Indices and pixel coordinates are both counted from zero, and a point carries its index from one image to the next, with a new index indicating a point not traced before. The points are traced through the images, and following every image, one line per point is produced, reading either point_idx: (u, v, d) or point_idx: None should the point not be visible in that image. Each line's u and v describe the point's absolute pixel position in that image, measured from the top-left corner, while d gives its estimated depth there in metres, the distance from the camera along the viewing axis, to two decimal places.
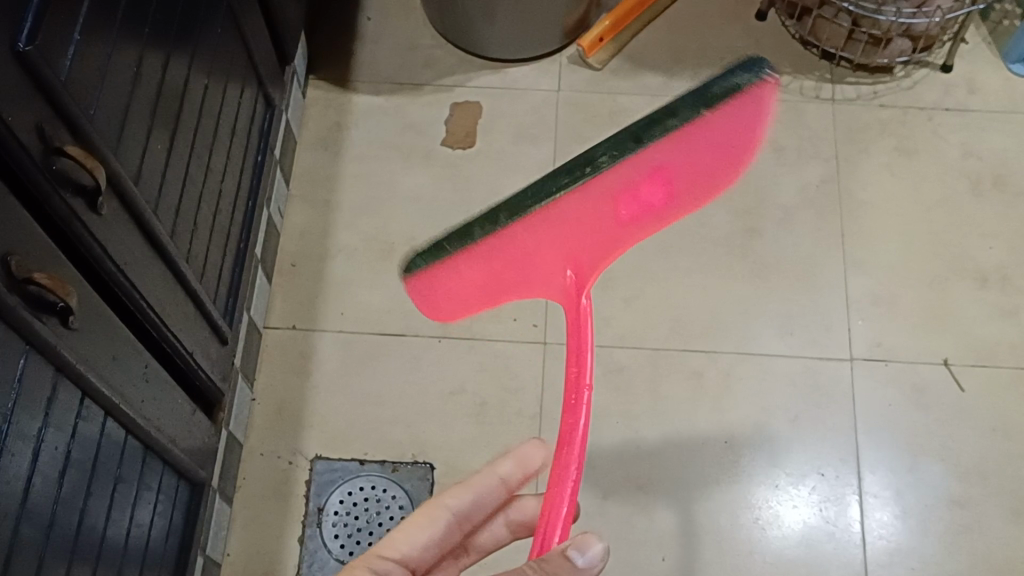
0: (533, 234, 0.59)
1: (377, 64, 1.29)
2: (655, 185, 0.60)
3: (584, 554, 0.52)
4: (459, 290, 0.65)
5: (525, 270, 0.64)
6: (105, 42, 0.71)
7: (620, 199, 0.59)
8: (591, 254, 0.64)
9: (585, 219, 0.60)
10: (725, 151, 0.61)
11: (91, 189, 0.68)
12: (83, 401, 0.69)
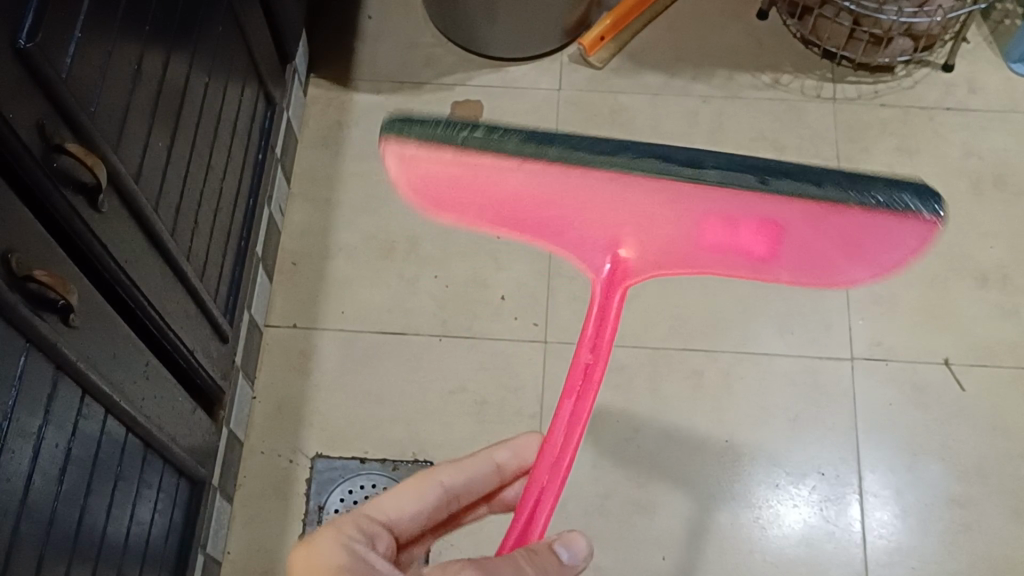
0: (592, 181, 0.44)
1: (377, 63, 1.28)
2: (755, 228, 0.46)
3: (569, 551, 0.54)
4: (456, 187, 0.48)
5: (547, 232, 0.53)
6: (105, 40, 0.71)
7: (712, 216, 0.45)
8: (654, 239, 0.51)
9: (659, 199, 0.45)
10: (861, 247, 0.46)
11: (91, 187, 0.68)
12: (83, 398, 0.69)
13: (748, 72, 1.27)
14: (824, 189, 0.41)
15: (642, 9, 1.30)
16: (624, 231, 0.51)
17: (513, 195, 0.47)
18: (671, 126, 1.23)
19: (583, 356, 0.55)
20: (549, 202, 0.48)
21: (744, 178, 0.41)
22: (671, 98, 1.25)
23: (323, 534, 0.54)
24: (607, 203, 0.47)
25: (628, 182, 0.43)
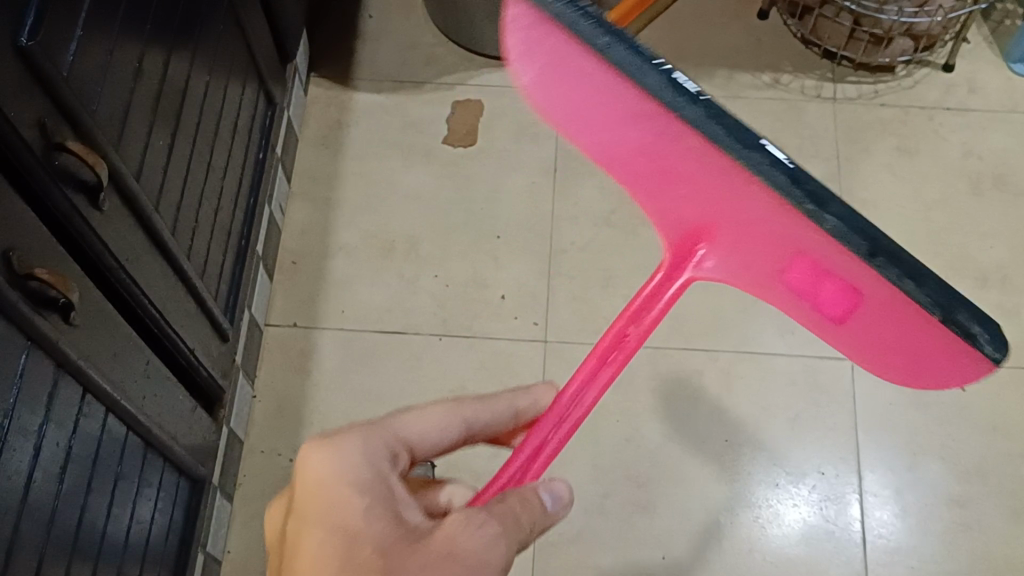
0: (700, 151, 0.42)
1: (378, 63, 1.28)
2: (842, 284, 0.44)
3: (552, 496, 0.50)
4: (579, 101, 0.49)
5: (654, 194, 0.54)
6: (106, 39, 0.71)
7: (806, 245, 0.43)
8: (747, 245, 0.51)
9: (755, 209, 0.44)
10: (936, 351, 0.42)
11: (92, 186, 0.68)
12: (84, 396, 0.69)
13: (748, 71, 1.27)
14: (902, 283, 0.38)
15: (637, 13, 1.28)
16: (721, 221, 0.50)
17: (629, 130, 0.48)
18: None
19: (626, 327, 0.55)
20: (656, 153, 0.48)
21: (841, 225, 0.38)
22: None
23: (344, 438, 0.47)
24: (706, 180, 0.46)
25: (734, 172, 0.42)
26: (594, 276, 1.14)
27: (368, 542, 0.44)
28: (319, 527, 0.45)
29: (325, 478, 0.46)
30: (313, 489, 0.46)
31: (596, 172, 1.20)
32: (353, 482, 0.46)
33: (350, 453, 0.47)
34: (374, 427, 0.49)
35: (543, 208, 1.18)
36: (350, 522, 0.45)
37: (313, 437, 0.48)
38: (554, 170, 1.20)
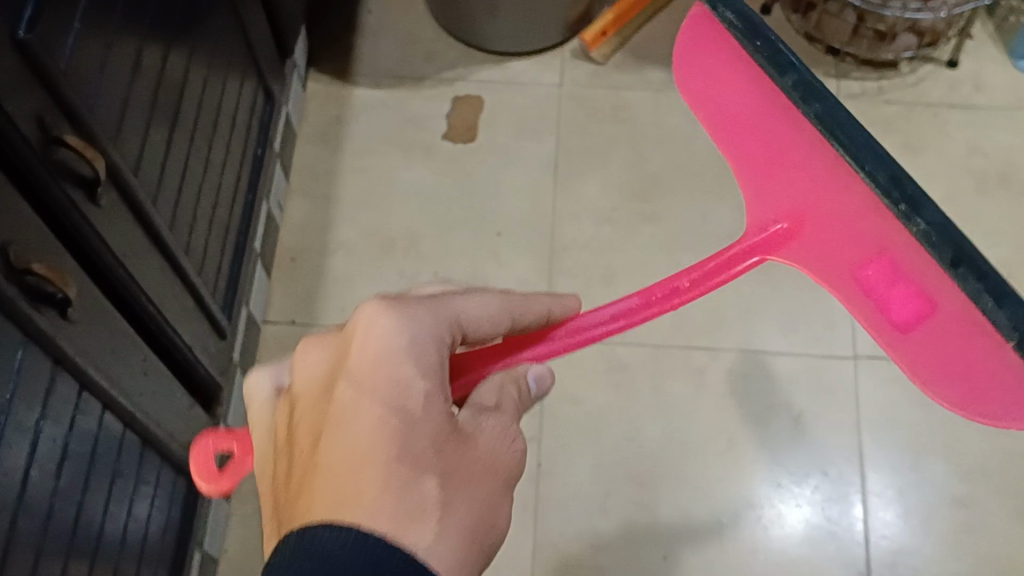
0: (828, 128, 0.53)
1: (377, 58, 1.27)
2: (914, 289, 0.54)
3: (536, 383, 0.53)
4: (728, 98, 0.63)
5: (763, 173, 0.63)
6: (104, 32, 0.70)
7: (894, 251, 0.54)
8: (832, 242, 0.60)
9: (859, 207, 0.55)
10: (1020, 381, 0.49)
11: (90, 180, 0.67)
12: (80, 393, 0.69)
13: None
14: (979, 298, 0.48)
15: (638, 9, 1.27)
16: (813, 215, 0.60)
17: (755, 124, 0.61)
18: (673, 122, 1.22)
19: (680, 280, 0.61)
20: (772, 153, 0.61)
21: (926, 231, 0.50)
22: (673, 94, 1.24)
23: (412, 315, 0.48)
24: (811, 176, 0.58)
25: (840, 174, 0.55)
26: (595, 273, 1.13)
27: (421, 430, 0.45)
28: (375, 400, 0.45)
29: (391, 353, 0.46)
30: (377, 359, 0.46)
31: (598, 169, 1.19)
32: (414, 360, 0.46)
33: (414, 331, 0.47)
34: (434, 305, 0.49)
35: (544, 205, 1.17)
36: (406, 400, 0.45)
37: (378, 303, 0.48)
38: (555, 166, 1.20)
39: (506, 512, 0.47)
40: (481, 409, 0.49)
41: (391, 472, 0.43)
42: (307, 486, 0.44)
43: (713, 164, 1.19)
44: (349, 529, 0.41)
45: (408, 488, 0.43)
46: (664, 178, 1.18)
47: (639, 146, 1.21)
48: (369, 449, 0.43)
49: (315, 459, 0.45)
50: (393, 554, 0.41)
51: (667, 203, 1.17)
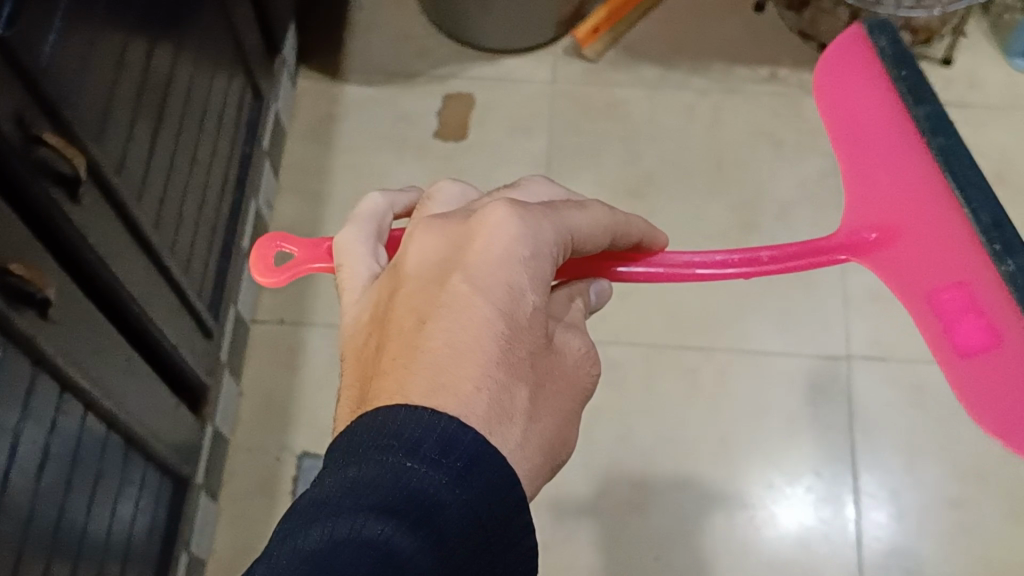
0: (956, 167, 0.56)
1: (369, 55, 1.26)
2: (986, 321, 0.55)
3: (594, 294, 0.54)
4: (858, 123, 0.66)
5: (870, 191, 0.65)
6: (86, 30, 0.69)
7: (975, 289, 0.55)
8: (918, 264, 0.62)
9: (952, 235, 0.57)
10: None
11: (71, 179, 0.66)
12: (61, 395, 0.68)
13: (746, 65, 1.25)
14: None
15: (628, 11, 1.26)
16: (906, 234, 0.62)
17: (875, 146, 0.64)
18: (666, 120, 1.21)
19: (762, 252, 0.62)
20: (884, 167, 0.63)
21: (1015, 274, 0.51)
22: (666, 92, 1.23)
23: (538, 224, 0.44)
24: (910, 200, 0.61)
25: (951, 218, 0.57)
26: None
27: (521, 338, 0.42)
28: (488, 299, 0.42)
29: (510, 258, 0.43)
30: (497, 259, 0.43)
31: (591, 166, 1.18)
32: (529, 269, 0.43)
33: (536, 239, 0.44)
34: (553, 217, 0.46)
35: None
36: (516, 306, 0.42)
37: (508, 206, 0.44)
38: (547, 164, 1.19)
39: (571, 430, 0.46)
40: (571, 332, 0.47)
41: (488, 376, 0.40)
42: (401, 372, 0.41)
43: (706, 163, 1.18)
44: (432, 414, 0.38)
45: (502, 394, 0.41)
46: (657, 177, 1.18)
47: (632, 144, 1.20)
48: (472, 346, 0.41)
49: (411, 343, 0.42)
50: (468, 434, 0.38)
51: (660, 202, 1.16)
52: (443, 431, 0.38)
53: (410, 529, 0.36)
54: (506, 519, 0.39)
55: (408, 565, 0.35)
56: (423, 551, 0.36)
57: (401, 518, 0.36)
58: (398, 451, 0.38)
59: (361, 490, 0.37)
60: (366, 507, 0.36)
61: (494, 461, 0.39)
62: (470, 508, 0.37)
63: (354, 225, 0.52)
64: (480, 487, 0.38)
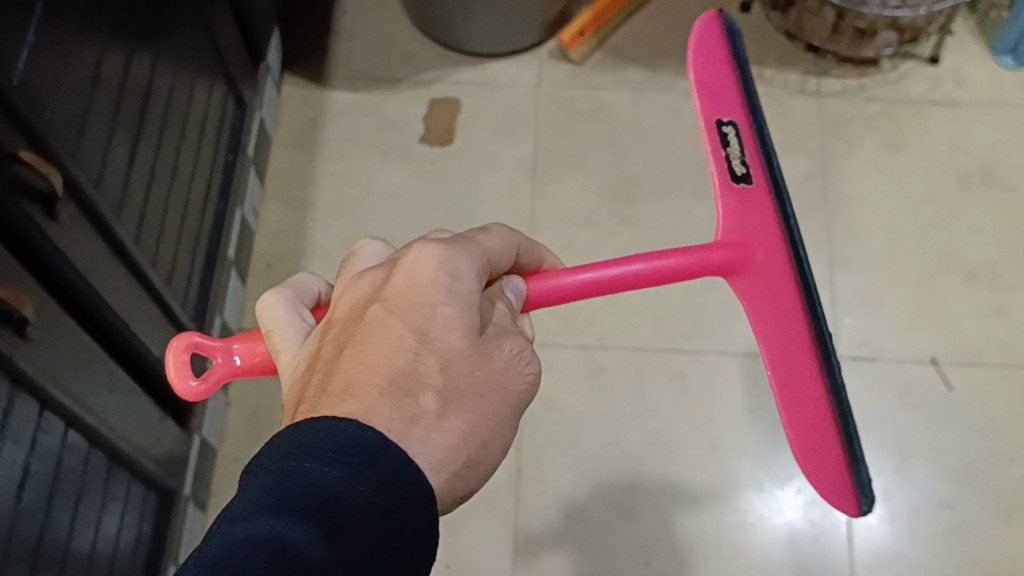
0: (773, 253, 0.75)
1: (352, 61, 1.26)
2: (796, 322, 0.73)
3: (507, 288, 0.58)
4: (832, 479, 0.68)
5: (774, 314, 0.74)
6: (60, 43, 0.68)
7: (749, 224, 0.76)
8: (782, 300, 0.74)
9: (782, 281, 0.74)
10: (716, 92, 0.82)
11: (47, 196, 0.66)
12: (42, 412, 0.67)
13: None
14: (773, 154, 0.79)
15: (614, 12, 1.26)
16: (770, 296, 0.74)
17: (806, 378, 0.71)
18: (652, 123, 1.21)
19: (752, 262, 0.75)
20: (798, 352, 0.72)
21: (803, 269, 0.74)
22: (652, 94, 1.23)
23: (454, 252, 0.50)
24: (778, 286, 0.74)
25: (795, 267, 0.75)
26: None
27: (434, 350, 0.46)
28: (401, 319, 0.47)
29: (427, 281, 0.48)
30: (412, 282, 0.48)
31: (577, 170, 1.18)
32: (444, 288, 0.48)
33: (453, 261, 0.49)
34: (468, 246, 0.52)
35: (522, 207, 1.16)
36: (429, 322, 0.47)
37: (427, 240, 0.50)
38: (533, 169, 1.18)
39: (499, 427, 0.49)
40: (504, 337, 0.51)
41: (393, 386, 0.45)
42: (315, 393, 0.46)
43: (693, 164, 1.18)
44: (334, 421, 0.42)
45: (407, 399, 0.45)
46: (643, 180, 1.17)
47: (618, 147, 1.19)
48: (379, 362, 0.45)
49: (331, 368, 0.47)
50: (368, 432, 0.42)
51: (646, 205, 1.16)
52: (344, 432, 0.42)
53: (309, 521, 0.39)
54: (408, 506, 0.42)
55: (302, 553, 0.38)
56: (319, 540, 0.39)
57: (300, 513, 0.39)
58: (301, 455, 0.41)
59: (263, 494, 0.40)
60: (267, 507, 0.40)
61: (394, 457, 0.42)
62: (369, 499, 0.41)
63: (275, 292, 0.57)
64: (380, 480, 0.42)
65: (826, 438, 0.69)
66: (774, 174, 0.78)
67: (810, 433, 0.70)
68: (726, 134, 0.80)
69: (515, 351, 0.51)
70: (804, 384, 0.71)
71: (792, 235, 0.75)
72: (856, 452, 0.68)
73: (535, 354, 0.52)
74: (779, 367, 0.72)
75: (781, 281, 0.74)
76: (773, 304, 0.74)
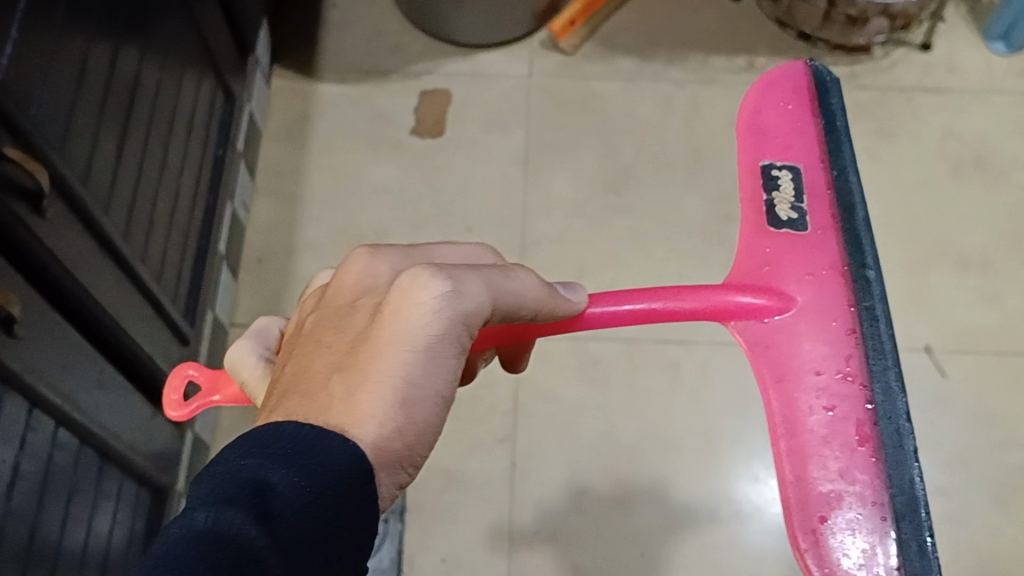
0: (837, 315, 0.66)
1: (343, 53, 1.25)
2: (836, 396, 0.63)
3: (570, 291, 0.59)
4: None
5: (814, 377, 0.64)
6: (45, 38, 0.67)
7: (777, 265, 0.68)
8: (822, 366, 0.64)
9: (838, 345, 0.65)
10: (778, 135, 0.75)
11: (33, 194, 0.65)
12: (30, 411, 0.66)
13: (723, 55, 1.24)
14: (858, 204, 0.71)
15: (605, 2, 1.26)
16: (815, 358, 0.64)
17: (851, 458, 0.60)
18: (644, 113, 1.20)
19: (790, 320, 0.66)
20: (845, 425, 0.61)
21: (880, 339, 0.65)
22: (643, 83, 1.22)
23: (386, 252, 0.52)
24: (831, 347, 0.65)
25: (858, 321, 0.66)
26: (568, 267, 1.10)
27: (348, 338, 0.48)
28: (328, 326, 0.49)
29: (348, 285, 0.51)
30: (341, 289, 0.51)
31: (569, 160, 1.18)
32: (365, 287, 0.50)
33: (377, 267, 0.51)
34: (412, 251, 0.54)
35: (515, 198, 1.15)
36: (348, 318, 0.49)
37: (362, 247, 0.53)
38: (525, 160, 1.18)
39: (444, 383, 0.48)
40: (403, 275, 0.48)
41: (308, 386, 0.46)
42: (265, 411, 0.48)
43: (685, 154, 1.17)
44: (258, 427, 0.44)
45: (317, 392, 0.46)
46: (635, 170, 1.17)
47: (610, 137, 1.19)
48: (309, 367, 0.48)
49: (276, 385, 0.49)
50: (300, 428, 0.43)
51: (638, 194, 1.15)
52: (280, 431, 0.42)
53: (243, 507, 0.39)
54: (346, 484, 0.42)
55: (241, 536, 0.38)
56: (255, 522, 0.39)
57: (236, 500, 0.39)
58: (239, 456, 0.41)
59: (205, 490, 0.40)
60: (204, 501, 0.39)
61: (331, 445, 0.43)
62: (306, 485, 0.41)
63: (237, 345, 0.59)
64: (317, 464, 0.42)
65: (876, 535, 0.58)
66: (848, 222, 0.70)
67: (850, 529, 0.58)
68: (777, 177, 0.72)
69: (417, 278, 0.47)
70: (851, 467, 0.60)
71: (869, 287, 0.67)
72: (908, 563, 0.56)
73: (440, 276, 0.47)
74: (811, 448, 0.61)
75: (831, 342, 0.65)
76: (812, 358, 0.64)
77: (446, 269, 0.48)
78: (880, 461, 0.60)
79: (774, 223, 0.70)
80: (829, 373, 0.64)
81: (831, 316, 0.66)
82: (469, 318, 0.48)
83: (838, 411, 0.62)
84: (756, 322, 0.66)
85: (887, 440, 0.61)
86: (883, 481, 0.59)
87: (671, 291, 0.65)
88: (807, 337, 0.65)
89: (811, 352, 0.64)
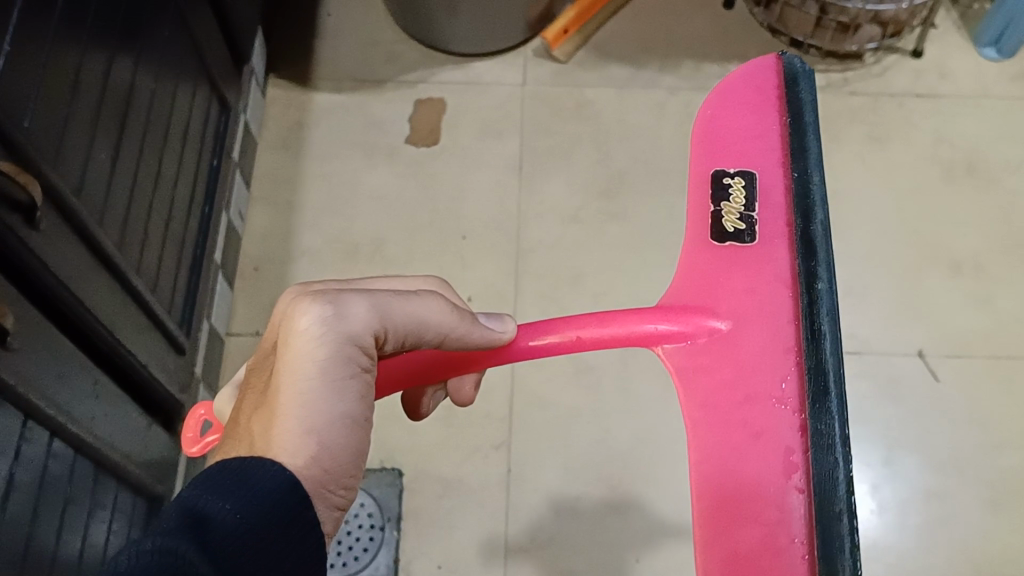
0: (772, 326, 0.62)
1: (337, 62, 1.26)
2: (762, 417, 0.59)
3: (490, 320, 0.60)
4: None
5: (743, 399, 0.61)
6: (39, 50, 0.68)
7: (715, 281, 0.65)
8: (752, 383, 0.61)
9: (766, 359, 0.61)
10: (735, 139, 0.71)
11: (27, 206, 0.65)
12: (24, 422, 0.67)
13: (715, 62, 1.25)
14: (814, 208, 0.66)
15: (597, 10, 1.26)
16: (749, 377, 0.61)
17: (772, 487, 0.57)
18: (636, 119, 1.21)
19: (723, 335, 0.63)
20: (765, 448, 0.58)
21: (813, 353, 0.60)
22: (637, 90, 1.23)
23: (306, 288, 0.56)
24: (759, 363, 0.61)
25: (801, 338, 0.61)
26: (562, 274, 1.11)
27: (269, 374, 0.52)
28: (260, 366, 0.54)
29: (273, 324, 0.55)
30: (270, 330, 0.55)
31: (563, 167, 1.18)
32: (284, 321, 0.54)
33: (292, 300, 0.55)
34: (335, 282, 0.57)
35: (509, 205, 1.16)
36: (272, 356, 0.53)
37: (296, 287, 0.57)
38: (519, 166, 1.18)
39: (353, 405, 0.51)
40: (295, 301, 0.51)
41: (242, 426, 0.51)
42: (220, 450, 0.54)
43: (677, 160, 1.18)
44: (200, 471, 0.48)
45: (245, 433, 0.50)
46: (629, 176, 1.17)
47: (603, 144, 1.20)
48: (241, 414, 0.53)
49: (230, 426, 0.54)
50: (232, 466, 0.47)
51: (632, 200, 1.16)
52: (221, 471, 0.46)
53: (188, 538, 0.42)
54: (282, 515, 0.46)
55: (186, 562, 0.40)
56: (198, 550, 0.42)
57: (183, 532, 0.42)
58: (186, 495, 0.45)
59: (153, 526, 0.43)
60: (154, 533, 0.42)
61: (266, 471, 0.47)
62: (244, 517, 0.44)
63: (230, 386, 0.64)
64: (254, 498, 0.45)
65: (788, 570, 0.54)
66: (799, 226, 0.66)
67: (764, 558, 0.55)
68: (727, 185, 0.69)
69: (301, 307, 0.50)
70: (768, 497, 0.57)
71: (812, 295, 0.62)
72: None
73: (322, 303, 0.50)
74: (736, 474, 0.59)
75: (760, 357, 0.61)
76: (742, 373, 0.61)
77: (333, 295, 0.51)
78: (805, 489, 0.56)
79: (718, 237, 0.66)
80: (756, 394, 0.60)
81: (765, 326, 0.62)
82: (360, 337, 0.51)
83: (762, 435, 0.59)
84: (691, 343, 0.64)
85: (814, 457, 0.57)
86: (803, 507, 0.56)
87: (599, 316, 0.63)
88: (739, 356, 0.62)
89: (742, 370, 0.61)
